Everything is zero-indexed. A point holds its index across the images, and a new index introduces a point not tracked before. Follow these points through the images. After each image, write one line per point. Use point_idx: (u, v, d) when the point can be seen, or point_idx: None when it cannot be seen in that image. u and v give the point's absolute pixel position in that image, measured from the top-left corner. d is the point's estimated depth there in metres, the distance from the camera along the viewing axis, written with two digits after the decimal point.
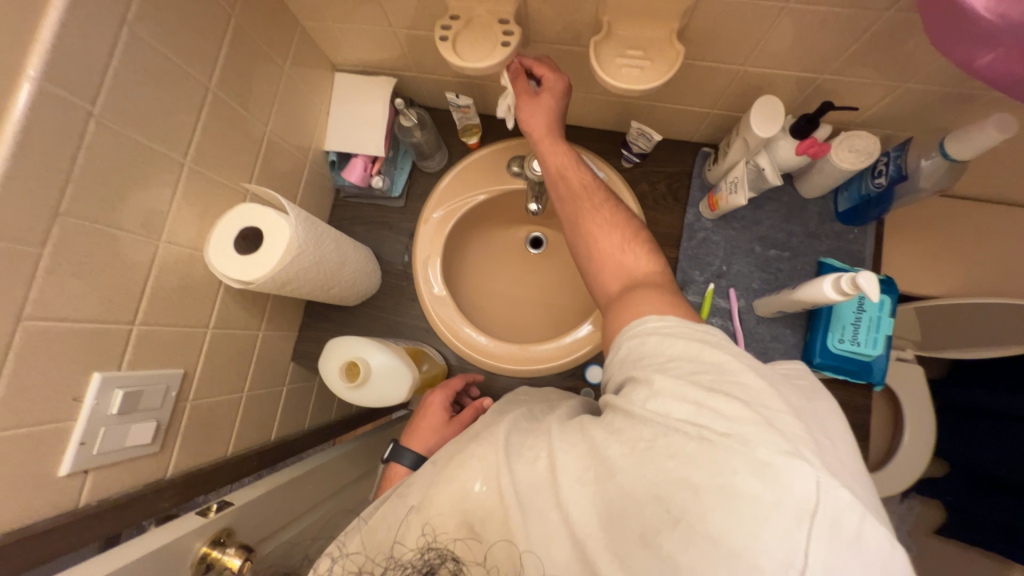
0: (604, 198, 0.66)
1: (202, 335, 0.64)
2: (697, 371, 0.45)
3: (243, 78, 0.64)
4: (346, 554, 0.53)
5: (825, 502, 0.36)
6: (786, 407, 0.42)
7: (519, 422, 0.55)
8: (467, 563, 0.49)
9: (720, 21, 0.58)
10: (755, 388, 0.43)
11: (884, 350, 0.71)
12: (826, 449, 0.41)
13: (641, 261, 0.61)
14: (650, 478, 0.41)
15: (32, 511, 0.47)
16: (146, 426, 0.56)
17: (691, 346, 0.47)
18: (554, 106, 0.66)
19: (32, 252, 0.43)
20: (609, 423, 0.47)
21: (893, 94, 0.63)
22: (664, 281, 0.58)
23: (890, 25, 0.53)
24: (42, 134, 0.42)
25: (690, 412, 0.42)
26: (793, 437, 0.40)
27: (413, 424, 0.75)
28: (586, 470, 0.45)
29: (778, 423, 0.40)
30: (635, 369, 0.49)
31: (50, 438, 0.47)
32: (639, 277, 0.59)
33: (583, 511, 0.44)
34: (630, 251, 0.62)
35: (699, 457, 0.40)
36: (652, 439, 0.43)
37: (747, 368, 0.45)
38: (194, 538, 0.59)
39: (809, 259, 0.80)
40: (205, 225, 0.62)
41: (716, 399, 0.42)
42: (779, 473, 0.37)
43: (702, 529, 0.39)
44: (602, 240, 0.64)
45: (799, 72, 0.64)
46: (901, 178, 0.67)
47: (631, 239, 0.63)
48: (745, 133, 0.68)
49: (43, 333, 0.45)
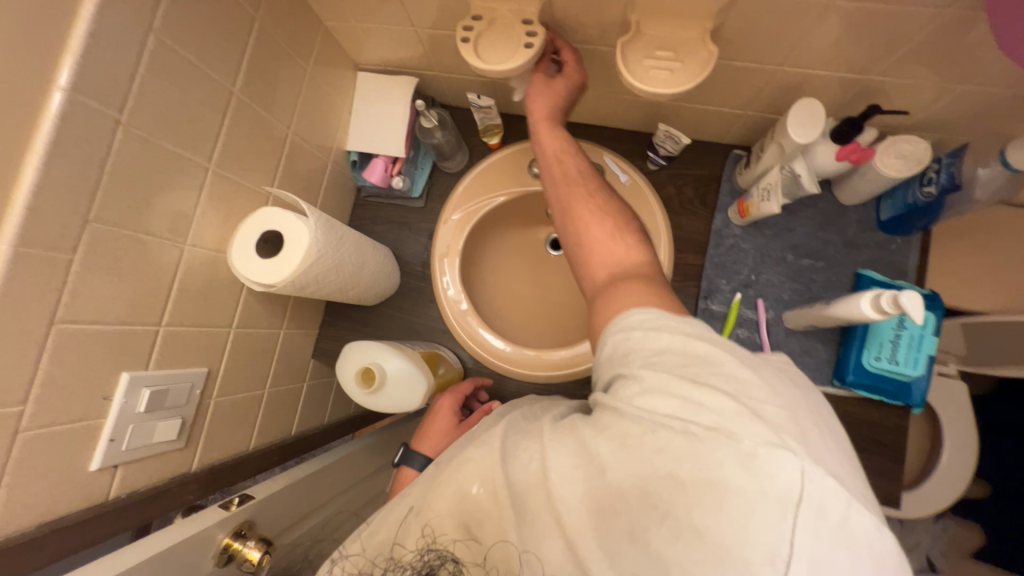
0: (598, 190, 0.63)
1: (225, 334, 0.66)
2: (682, 364, 0.43)
3: (266, 80, 0.64)
4: (346, 556, 0.52)
5: (810, 491, 0.36)
6: (772, 396, 0.41)
7: (516, 423, 0.52)
8: (466, 563, 0.48)
9: (758, 18, 0.55)
10: (742, 379, 0.41)
11: (925, 370, 0.67)
12: (814, 437, 0.40)
13: (630, 252, 0.58)
14: (639, 475, 0.40)
15: (67, 503, 0.49)
16: (172, 422, 0.58)
17: (674, 337, 0.45)
18: (565, 93, 0.64)
19: (65, 258, 0.44)
20: (597, 421, 0.45)
21: (949, 96, 0.58)
22: (654, 273, 0.55)
23: (949, 23, 0.49)
24: (73, 143, 0.43)
25: (676, 408, 0.40)
26: (779, 426, 0.38)
27: (423, 428, 0.75)
28: (576, 469, 0.43)
29: (765, 414, 0.39)
30: (620, 365, 0.46)
31: (82, 435, 0.49)
32: (627, 268, 0.56)
33: (574, 513, 0.42)
34: (619, 241, 0.59)
35: (686, 453, 0.39)
36: (638, 435, 0.41)
37: (732, 357, 0.43)
38: (217, 530, 0.62)
39: (846, 270, 0.75)
40: (229, 226, 0.63)
41: (702, 392, 0.40)
42: (764, 465, 0.37)
43: (691, 527, 0.38)
44: (590, 224, 0.60)
45: (844, 73, 0.59)
46: (953, 187, 0.62)
47: (621, 228, 0.60)
48: (782, 138, 0.64)
49: (75, 334, 0.47)
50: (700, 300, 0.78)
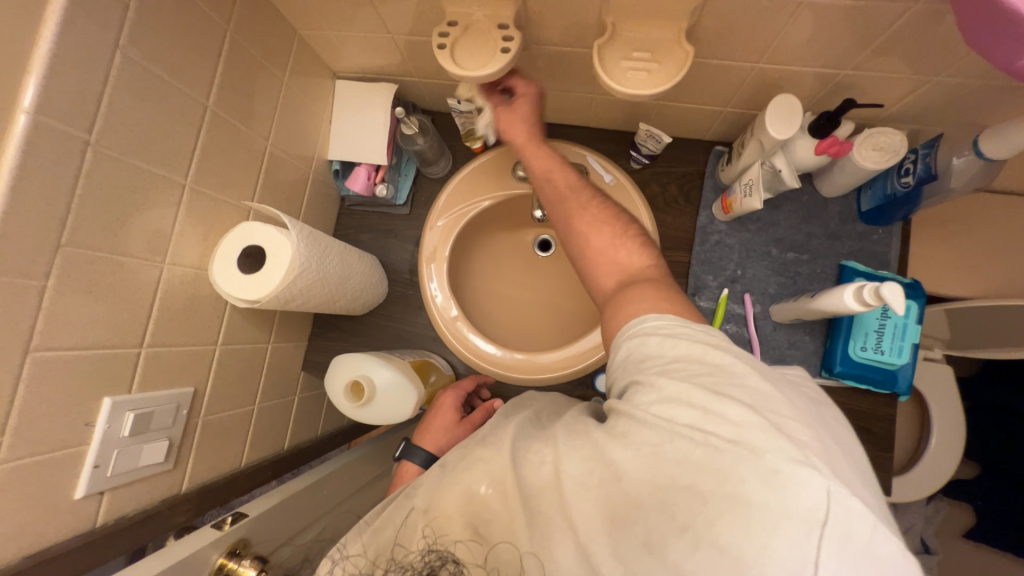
0: (593, 202, 0.63)
1: (211, 352, 0.65)
2: (701, 374, 0.43)
3: (241, 92, 0.63)
4: (346, 557, 0.50)
5: (836, 511, 0.35)
6: (793, 411, 0.41)
7: (526, 427, 0.53)
8: (467, 564, 0.47)
9: (732, 18, 0.55)
10: (763, 392, 0.41)
11: (910, 358, 0.68)
12: (836, 456, 0.39)
13: (634, 256, 0.59)
14: (656, 485, 0.40)
15: (51, 534, 0.48)
16: (159, 444, 0.57)
17: (691, 345, 0.45)
18: (529, 110, 0.65)
19: (37, 284, 0.43)
20: (611, 427, 0.45)
21: (922, 88, 0.59)
22: (661, 276, 0.56)
23: (918, 17, 0.49)
24: (42, 167, 0.42)
25: (696, 418, 0.40)
26: (803, 442, 0.38)
27: (424, 423, 0.75)
28: (591, 474, 0.43)
29: (788, 430, 0.39)
30: (637, 372, 0.46)
31: (65, 463, 0.48)
32: (634, 273, 0.57)
33: (586, 515, 0.42)
34: (622, 246, 0.60)
35: (706, 464, 0.39)
36: (657, 444, 0.41)
37: (752, 369, 0.43)
38: (210, 551, 0.62)
39: (830, 262, 0.76)
40: (210, 243, 0.62)
41: (722, 404, 0.40)
42: (788, 482, 0.36)
43: (710, 540, 0.37)
44: (591, 235, 0.61)
45: (819, 68, 0.60)
46: (930, 177, 0.63)
47: (622, 233, 0.61)
48: (760, 134, 0.65)
49: (53, 362, 0.45)
50: (688, 296, 0.79)
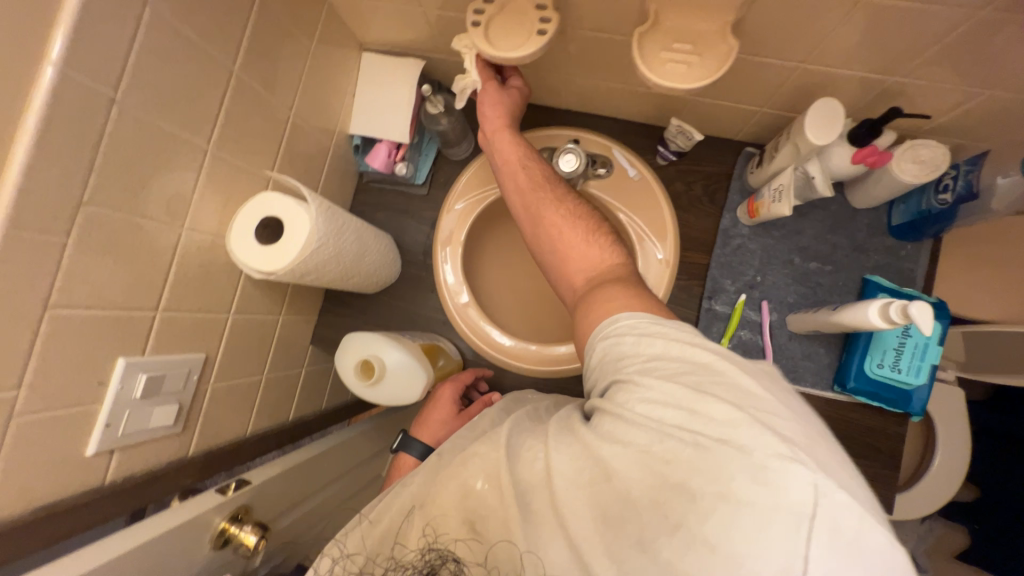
0: (563, 201, 0.61)
1: (224, 320, 0.65)
2: (681, 372, 0.42)
3: (267, 59, 0.62)
4: (347, 555, 0.50)
5: (824, 504, 0.35)
6: (779, 406, 0.41)
7: (522, 422, 0.53)
8: (467, 563, 0.46)
9: (781, 14, 0.52)
10: (746, 389, 0.41)
11: (927, 380, 0.67)
12: (822, 447, 0.39)
13: (606, 254, 0.57)
14: (647, 482, 0.40)
15: (62, 488, 0.49)
16: (169, 408, 0.57)
17: (667, 343, 0.44)
18: (517, 103, 0.67)
19: (58, 242, 0.43)
20: (597, 425, 0.45)
21: (973, 101, 0.56)
22: (631, 274, 0.55)
23: (982, 25, 0.47)
24: (67, 124, 0.41)
25: (682, 417, 0.40)
26: (789, 437, 0.38)
27: (423, 415, 0.76)
28: (582, 473, 0.43)
29: (773, 425, 0.39)
30: (616, 372, 0.46)
31: (78, 420, 0.48)
32: (605, 270, 0.55)
33: (578, 512, 0.42)
34: (594, 243, 0.58)
35: (694, 462, 0.39)
36: (645, 443, 0.41)
37: (733, 365, 0.43)
38: (212, 515, 0.64)
39: (853, 275, 0.74)
40: (228, 211, 0.61)
41: (706, 402, 0.40)
42: (775, 478, 0.36)
43: (702, 539, 0.37)
44: (563, 230, 0.59)
45: (866, 73, 0.58)
46: (971, 196, 0.60)
47: (594, 230, 0.59)
48: (798, 139, 0.63)
49: (70, 320, 0.45)
50: (704, 299, 0.78)
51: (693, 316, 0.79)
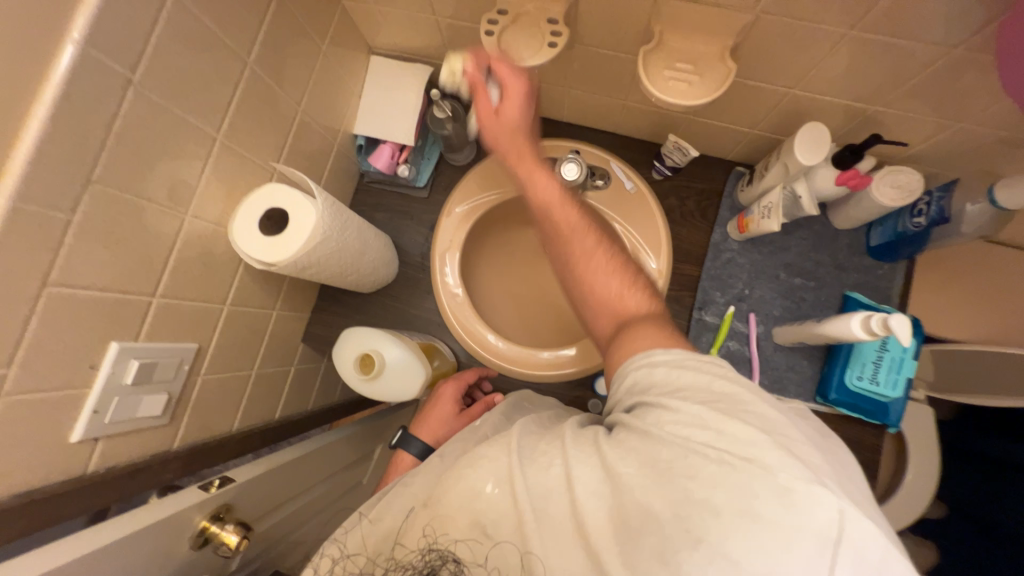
0: (595, 238, 0.61)
1: (219, 310, 0.64)
2: (709, 397, 0.44)
3: (280, 55, 0.63)
4: (347, 556, 0.50)
5: (849, 531, 0.37)
6: (806, 441, 0.42)
7: (530, 424, 0.53)
8: (467, 564, 0.45)
9: (775, 43, 0.56)
10: (773, 418, 0.43)
11: (903, 393, 0.70)
12: (844, 480, 0.41)
13: (636, 299, 0.58)
14: (670, 497, 0.40)
15: (42, 475, 0.47)
16: (157, 398, 0.56)
17: (699, 373, 0.47)
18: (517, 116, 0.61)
19: (63, 219, 0.42)
20: (619, 440, 0.45)
21: (946, 133, 0.61)
22: (663, 319, 0.55)
23: (954, 63, 0.51)
24: (82, 99, 0.41)
25: (709, 436, 0.42)
26: (813, 463, 0.40)
27: (423, 412, 0.76)
28: (601, 483, 0.44)
29: (797, 451, 0.41)
30: (645, 395, 0.47)
31: (66, 404, 0.47)
32: (634, 313, 0.56)
33: (596, 523, 0.43)
34: (626, 288, 0.58)
35: (720, 480, 0.40)
36: (670, 458, 0.42)
37: (761, 396, 0.45)
38: (194, 512, 0.62)
39: (835, 291, 0.78)
40: (231, 201, 0.61)
41: (734, 424, 0.41)
42: (802, 500, 0.38)
43: (723, 554, 0.38)
44: (594, 271, 0.59)
45: (850, 102, 0.62)
46: (942, 219, 0.65)
47: (624, 273, 0.59)
48: (787, 158, 0.67)
49: (66, 299, 0.44)
50: (694, 310, 0.80)
51: (683, 326, 0.82)
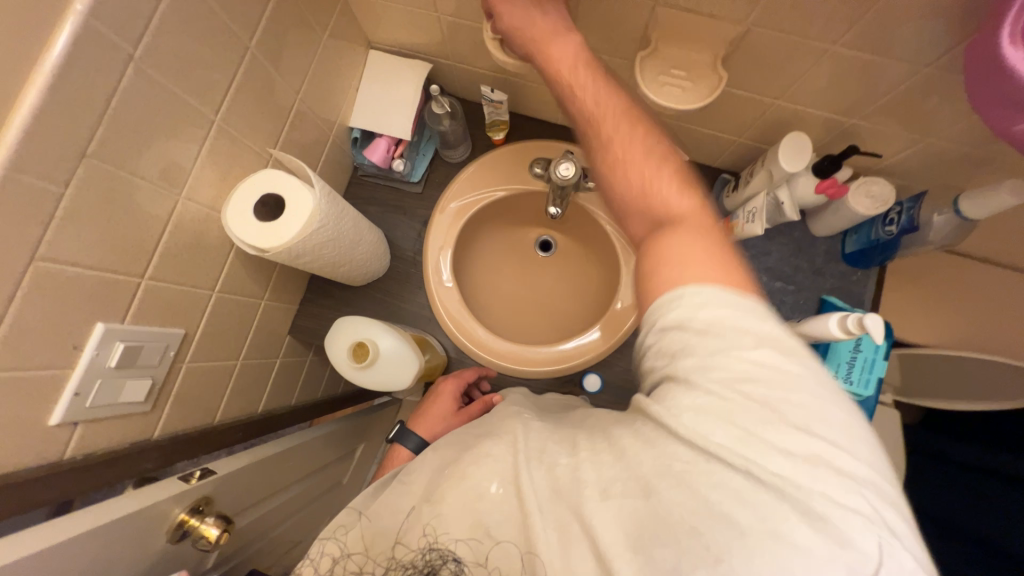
0: (642, 135, 0.56)
1: (207, 297, 0.63)
2: (748, 392, 0.42)
3: (281, 42, 0.63)
4: (346, 555, 0.52)
5: (885, 562, 0.36)
6: (852, 451, 0.40)
7: (534, 423, 0.54)
8: (467, 563, 0.47)
9: (763, 54, 0.59)
10: (811, 408, 0.41)
11: (874, 392, 0.74)
12: (887, 494, 0.40)
13: (682, 202, 0.54)
14: (691, 508, 0.41)
15: (16, 459, 0.45)
16: (140, 384, 0.55)
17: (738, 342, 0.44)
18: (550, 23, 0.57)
19: (54, 192, 0.41)
20: (639, 430, 0.46)
21: (916, 147, 0.65)
22: (711, 224, 0.52)
23: (925, 81, 0.55)
24: (84, 71, 0.40)
25: (742, 445, 0.40)
26: (854, 481, 0.39)
27: (423, 409, 0.79)
28: (615, 484, 0.44)
29: (838, 466, 0.39)
30: (675, 368, 0.46)
31: (47, 385, 0.45)
32: (680, 216, 0.53)
33: (609, 530, 0.43)
34: (673, 189, 0.55)
35: (748, 496, 0.39)
36: (693, 463, 0.42)
37: (807, 379, 0.43)
38: (172, 505, 0.60)
39: (812, 295, 0.82)
40: (225, 185, 0.60)
41: (771, 434, 0.40)
42: (833, 526, 0.37)
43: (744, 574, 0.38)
44: (638, 172, 0.56)
45: (831, 114, 0.66)
46: (913, 228, 0.69)
47: (672, 176, 0.55)
48: (772, 165, 0.71)
49: (54, 275, 0.43)
50: None
51: None
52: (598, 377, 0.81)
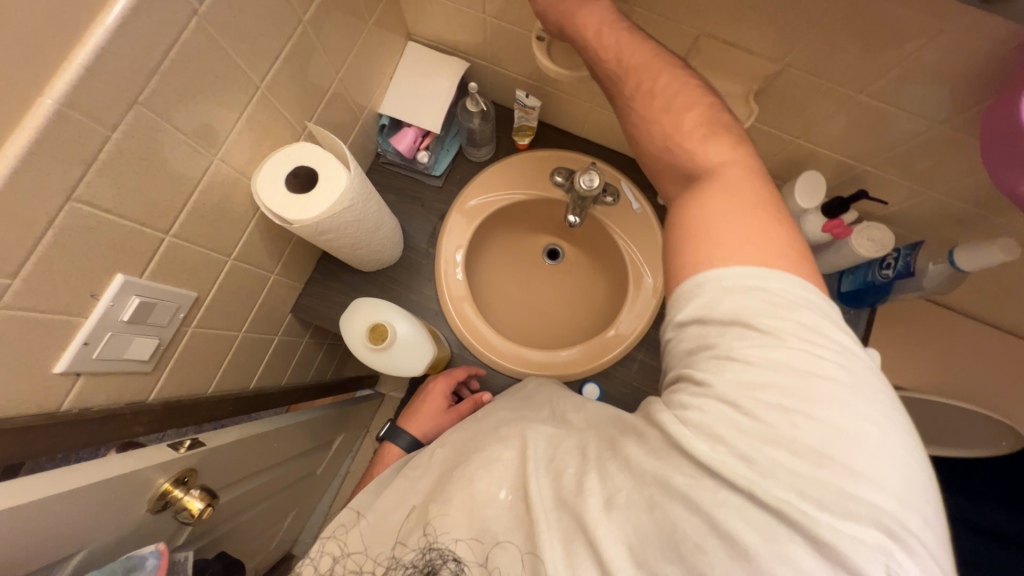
0: (677, 89, 0.54)
1: (222, 264, 0.62)
2: (760, 401, 0.40)
3: (332, 20, 0.63)
4: (348, 555, 0.53)
5: None
6: (881, 472, 0.36)
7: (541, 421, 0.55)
8: (467, 563, 0.47)
9: (790, 94, 0.63)
10: (836, 424, 0.38)
11: None
12: (920, 522, 0.35)
13: (721, 153, 0.52)
14: (691, 522, 0.39)
15: (14, 403, 0.43)
16: (147, 341, 0.53)
17: (759, 343, 0.41)
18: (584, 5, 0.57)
19: (101, 133, 0.40)
20: (645, 437, 0.46)
21: (918, 198, 0.70)
22: (751, 178, 0.50)
23: (936, 138, 0.59)
24: (149, 16, 0.40)
25: (743, 457, 0.39)
26: (875, 507, 0.35)
27: (414, 407, 0.80)
28: (628, 493, 0.43)
29: (857, 489, 0.36)
30: (690, 369, 0.45)
31: (58, 330, 0.44)
32: (718, 168, 0.51)
33: (611, 543, 0.42)
34: (711, 141, 0.52)
35: (749, 514, 0.38)
36: (692, 479, 0.40)
37: (835, 387, 0.39)
38: (158, 474, 0.57)
39: None
40: (258, 153, 0.60)
41: (777, 448, 0.38)
42: (843, 554, 0.35)
43: None
44: (672, 126, 0.54)
45: (844, 158, 0.70)
46: (907, 274, 0.74)
47: (711, 127, 0.53)
48: (786, 199, 0.75)
49: (85, 218, 0.42)
50: None
51: None
52: (597, 388, 0.80)
